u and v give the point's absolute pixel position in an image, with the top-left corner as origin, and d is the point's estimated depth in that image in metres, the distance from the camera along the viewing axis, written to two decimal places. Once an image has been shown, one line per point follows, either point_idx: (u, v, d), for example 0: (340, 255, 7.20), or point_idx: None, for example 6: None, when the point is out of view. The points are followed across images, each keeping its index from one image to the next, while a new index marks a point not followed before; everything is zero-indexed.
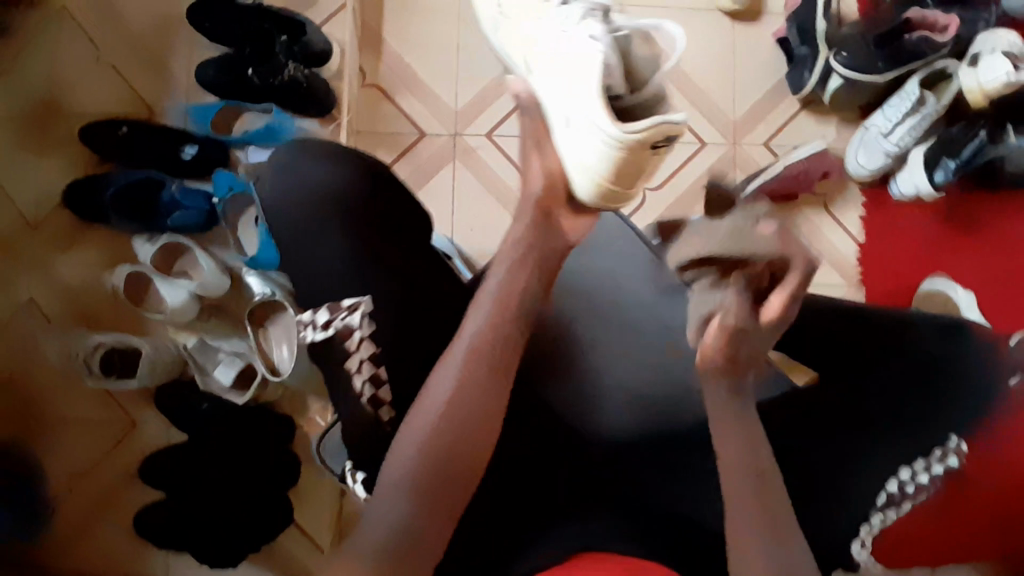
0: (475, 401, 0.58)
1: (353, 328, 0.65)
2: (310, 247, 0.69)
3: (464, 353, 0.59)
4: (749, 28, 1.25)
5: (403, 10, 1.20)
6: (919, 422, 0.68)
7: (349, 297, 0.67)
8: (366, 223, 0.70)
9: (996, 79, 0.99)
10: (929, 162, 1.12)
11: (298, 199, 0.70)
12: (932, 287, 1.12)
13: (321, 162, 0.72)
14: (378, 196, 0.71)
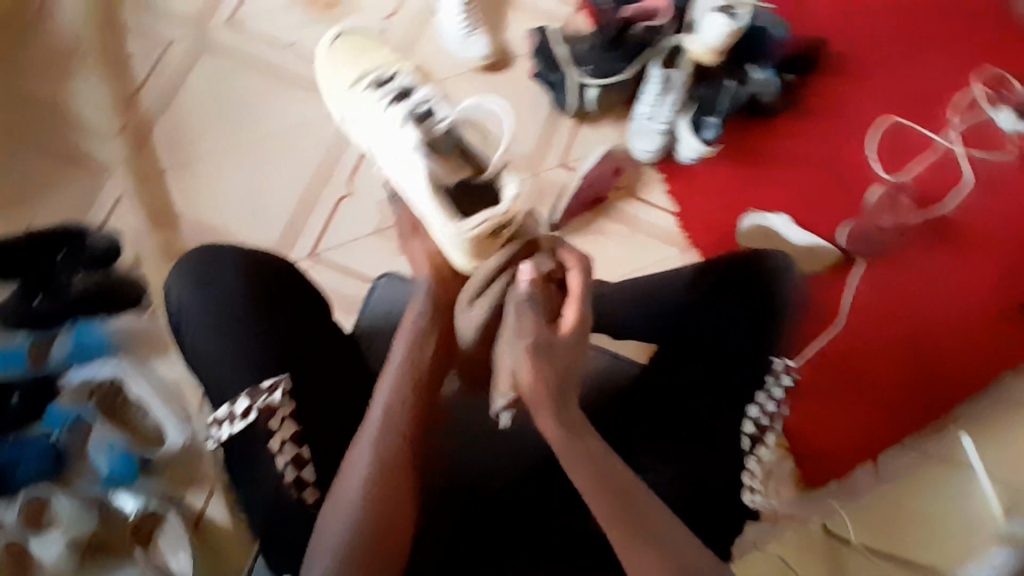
0: (388, 478, 0.65)
1: (276, 406, 0.67)
2: (219, 349, 0.71)
3: (370, 440, 0.66)
4: (505, 74, 1.34)
5: (183, 180, 1.22)
6: (742, 365, 0.83)
7: (266, 379, 0.68)
8: (271, 323, 0.72)
9: (718, 35, 1.15)
10: (695, 126, 1.26)
11: (198, 308, 0.72)
12: (750, 225, 1.26)
13: (216, 274, 0.74)
14: (281, 294, 0.74)
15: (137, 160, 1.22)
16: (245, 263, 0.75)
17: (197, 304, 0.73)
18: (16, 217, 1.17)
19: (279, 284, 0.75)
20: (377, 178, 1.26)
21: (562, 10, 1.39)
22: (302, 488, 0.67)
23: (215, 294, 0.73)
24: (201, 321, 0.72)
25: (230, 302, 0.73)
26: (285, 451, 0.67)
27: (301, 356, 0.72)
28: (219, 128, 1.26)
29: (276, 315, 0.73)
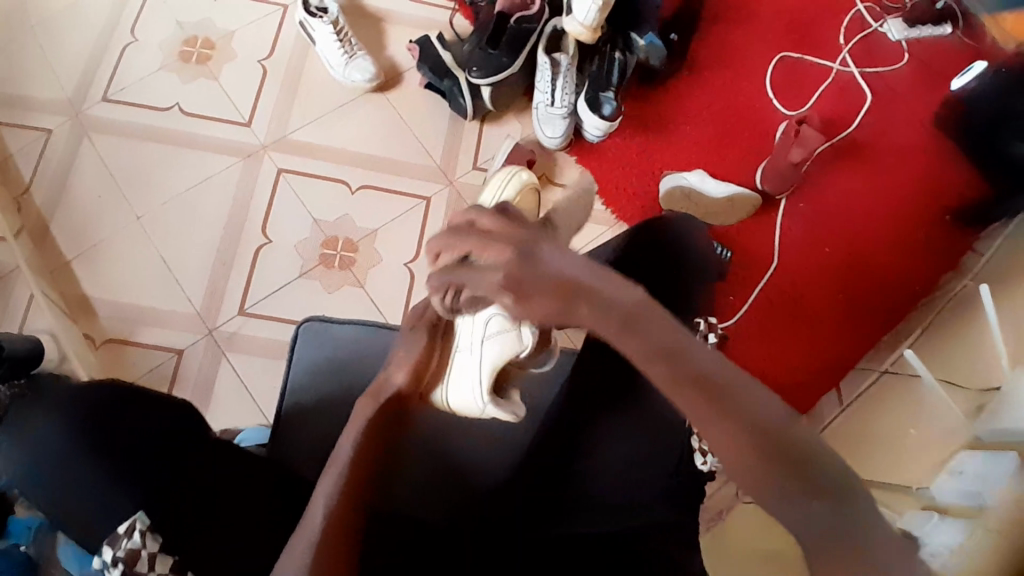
0: (340, 556, 0.58)
1: (139, 548, 0.66)
2: (75, 498, 0.68)
3: (322, 512, 0.60)
4: (398, 91, 1.34)
5: (95, 264, 1.20)
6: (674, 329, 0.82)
7: (121, 524, 0.67)
8: (114, 462, 0.69)
9: (590, 12, 1.16)
10: (595, 103, 1.25)
11: (31, 456, 0.68)
12: (669, 188, 1.27)
13: (38, 422, 0.69)
14: (121, 424, 0.70)
15: (39, 256, 1.19)
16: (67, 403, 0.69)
17: (29, 461, 0.68)
18: None
19: (115, 410, 0.71)
20: (291, 221, 1.25)
21: (441, 17, 1.39)
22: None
23: (48, 446, 0.68)
24: (43, 480, 0.67)
25: (68, 447, 0.68)
26: None
27: (165, 476, 0.71)
28: (118, 205, 1.23)
29: (126, 444, 0.70)
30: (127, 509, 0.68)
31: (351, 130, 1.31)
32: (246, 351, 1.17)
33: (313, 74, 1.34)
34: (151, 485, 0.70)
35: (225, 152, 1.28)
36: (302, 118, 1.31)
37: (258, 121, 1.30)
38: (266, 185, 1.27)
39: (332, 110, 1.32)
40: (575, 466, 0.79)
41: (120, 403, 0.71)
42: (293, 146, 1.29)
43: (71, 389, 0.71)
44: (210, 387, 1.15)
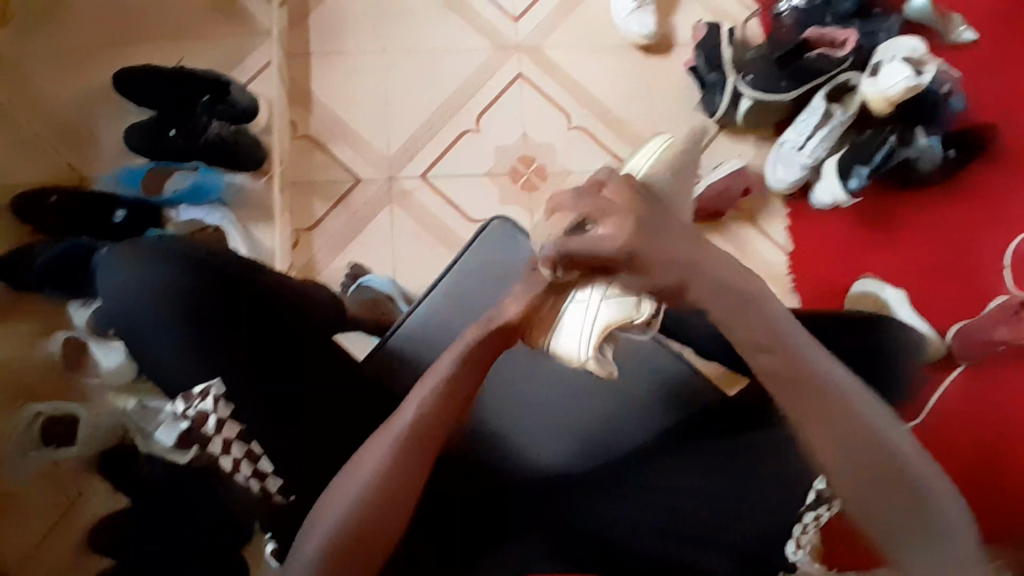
0: (406, 468, 0.62)
1: (207, 414, 0.64)
2: (155, 348, 0.65)
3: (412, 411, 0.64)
4: (661, 60, 1.30)
5: (328, 69, 1.26)
6: None
7: (196, 385, 0.64)
8: (201, 322, 0.65)
9: (896, 85, 1.10)
10: (843, 170, 1.19)
11: (128, 290, 0.65)
12: (863, 289, 1.19)
13: (149, 261, 0.66)
14: (218, 291, 0.67)
15: (290, 35, 1.26)
16: (169, 253, 0.67)
17: (119, 297, 0.65)
18: (167, 50, 1.23)
19: (219, 282, 0.68)
20: (506, 124, 1.26)
21: (738, 13, 1.32)
22: (261, 481, 0.65)
23: (139, 283, 0.65)
24: (133, 321, 0.65)
25: (151, 292, 0.65)
26: (233, 450, 0.64)
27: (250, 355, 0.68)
28: (371, 30, 1.27)
29: (217, 309, 0.67)
30: (207, 363, 0.65)
31: (598, 74, 1.29)
32: (408, 212, 1.22)
33: (595, 4, 1.31)
34: (242, 358, 0.67)
35: (483, 33, 1.29)
36: (562, 39, 1.30)
37: (524, 23, 1.30)
38: (501, 80, 1.28)
39: (592, 46, 1.30)
40: (643, 490, 0.75)
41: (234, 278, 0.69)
42: (541, 59, 1.29)
43: (185, 249, 0.69)
44: (366, 223, 1.21)
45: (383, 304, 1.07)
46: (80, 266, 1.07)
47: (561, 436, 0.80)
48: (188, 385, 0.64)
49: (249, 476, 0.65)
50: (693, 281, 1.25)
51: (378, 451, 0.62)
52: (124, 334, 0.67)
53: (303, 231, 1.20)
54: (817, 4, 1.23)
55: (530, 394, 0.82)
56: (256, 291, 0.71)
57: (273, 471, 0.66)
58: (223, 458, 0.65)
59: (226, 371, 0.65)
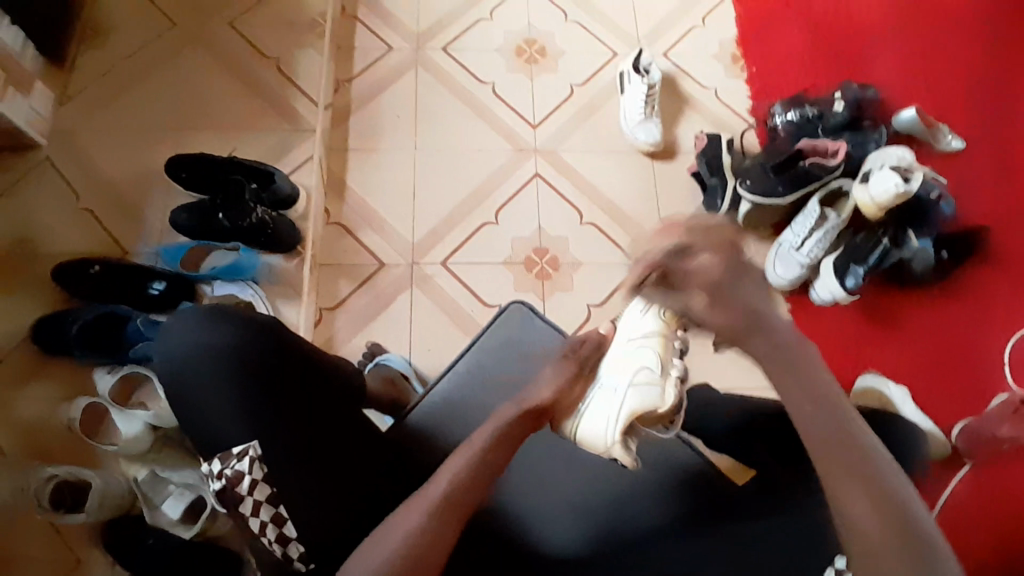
0: (443, 528, 0.63)
1: (243, 474, 0.68)
2: (209, 405, 0.70)
3: (447, 478, 0.67)
4: (666, 164, 1.42)
5: (362, 163, 1.37)
6: None
7: (236, 445, 0.69)
8: (253, 380, 0.71)
9: (885, 191, 1.19)
10: (841, 269, 1.26)
11: (189, 350, 0.72)
12: (866, 384, 1.22)
13: (210, 325, 0.73)
14: (269, 351, 0.73)
15: (330, 133, 1.39)
16: (227, 320, 0.74)
17: (180, 357, 0.72)
18: (216, 140, 1.35)
19: (270, 343, 0.74)
20: (523, 217, 1.35)
21: (736, 126, 1.46)
22: (283, 546, 0.70)
23: (199, 345, 0.72)
24: (192, 378, 0.71)
25: (211, 352, 0.71)
26: (261, 512, 0.69)
27: (294, 412, 0.73)
28: (404, 130, 1.40)
29: (267, 368, 0.72)
30: (253, 424, 0.70)
31: (609, 175, 1.40)
32: (428, 295, 1.28)
33: (607, 115, 1.45)
34: (285, 415, 0.72)
35: (505, 136, 1.42)
36: (576, 144, 1.42)
37: (542, 128, 1.43)
38: (520, 178, 1.38)
39: (604, 150, 1.42)
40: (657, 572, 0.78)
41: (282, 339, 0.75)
42: (557, 160, 1.41)
43: (242, 314, 0.76)
44: (387, 304, 1.27)
45: (400, 381, 1.10)
46: (115, 334, 1.12)
47: (574, 527, 0.81)
48: (228, 445, 0.70)
49: (272, 539, 0.69)
50: (700, 370, 1.28)
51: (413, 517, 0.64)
52: (174, 390, 0.72)
53: (327, 310, 1.26)
54: (809, 118, 1.37)
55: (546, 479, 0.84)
56: (302, 351, 0.77)
57: (296, 534, 0.70)
58: (251, 519, 0.69)
59: (268, 433, 0.70)
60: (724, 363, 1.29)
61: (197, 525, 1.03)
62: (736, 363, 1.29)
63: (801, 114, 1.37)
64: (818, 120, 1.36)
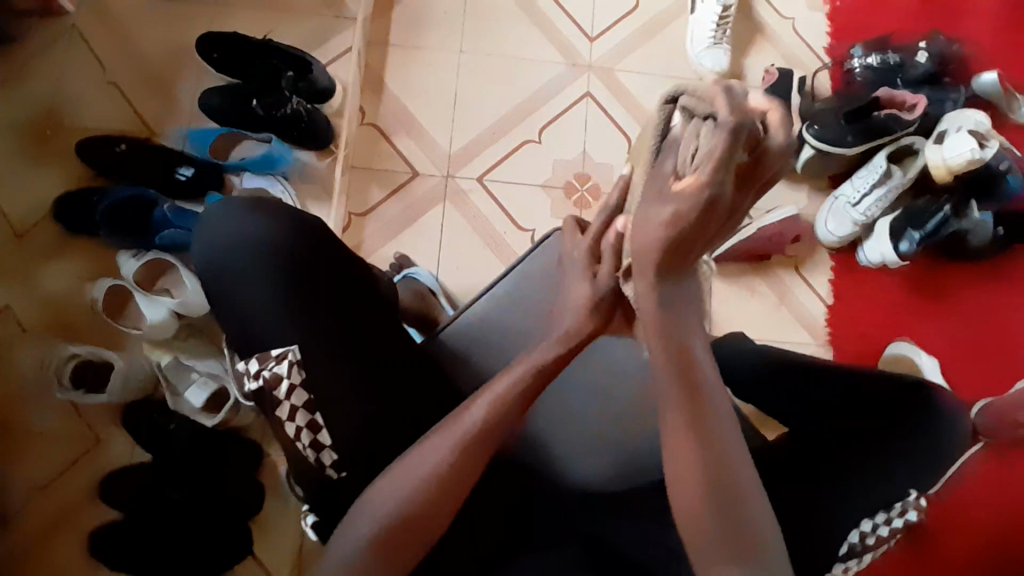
0: (461, 475, 0.62)
1: (281, 379, 0.65)
2: (252, 304, 0.66)
3: (483, 408, 0.64)
4: None
5: (404, 62, 1.28)
6: (893, 477, 0.77)
7: (275, 346, 0.66)
8: (298, 279, 0.67)
9: (960, 155, 1.11)
10: (896, 231, 1.20)
11: (230, 243, 0.67)
12: (897, 351, 1.19)
13: (246, 216, 0.68)
14: (316, 250, 0.69)
15: (373, 24, 1.29)
16: (274, 217, 0.68)
17: (221, 250, 0.67)
18: (254, 19, 1.26)
19: (313, 245, 0.69)
20: (569, 141, 1.28)
21: (809, 64, 1.34)
22: (317, 452, 0.67)
23: (239, 241, 0.67)
24: (234, 273, 0.66)
25: (254, 246, 0.67)
26: (296, 418, 0.66)
27: (344, 313, 0.69)
28: (450, 31, 1.30)
29: (312, 268, 0.68)
30: (296, 326, 0.66)
31: None
32: (461, 212, 1.23)
33: (671, 35, 1.34)
34: (330, 320, 0.68)
35: (559, 48, 1.31)
36: (635, 65, 1.32)
37: (600, 43, 1.32)
38: (569, 97, 1.29)
39: (664, 74, 1.32)
40: None
41: (326, 241, 0.70)
42: (611, 81, 1.31)
43: (279, 206, 0.70)
44: (418, 216, 1.23)
45: (428, 297, 1.07)
46: (140, 218, 1.08)
47: (592, 454, 0.81)
48: (267, 346, 0.66)
49: (306, 446, 0.66)
50: (733, 321, 1.25)
51: (443, 443, 0.63)
52: (210, 288, 0.68)
53: (357, 215, 1.22)
54: (890, 64, 1.26)
55: (550, 414, 0.82)
56: (348, 255, 0.72)
57: (331, 444, 0.67)
58: (286, 424, 0.66)
59: (310, 338, 0.66)
60: (759, 314, 1.25)
61: (220, 415, 1.03)
62: (771, 316, 1.25)
63: (882, 59, 1.26)
64: (899, 68, 1.26)
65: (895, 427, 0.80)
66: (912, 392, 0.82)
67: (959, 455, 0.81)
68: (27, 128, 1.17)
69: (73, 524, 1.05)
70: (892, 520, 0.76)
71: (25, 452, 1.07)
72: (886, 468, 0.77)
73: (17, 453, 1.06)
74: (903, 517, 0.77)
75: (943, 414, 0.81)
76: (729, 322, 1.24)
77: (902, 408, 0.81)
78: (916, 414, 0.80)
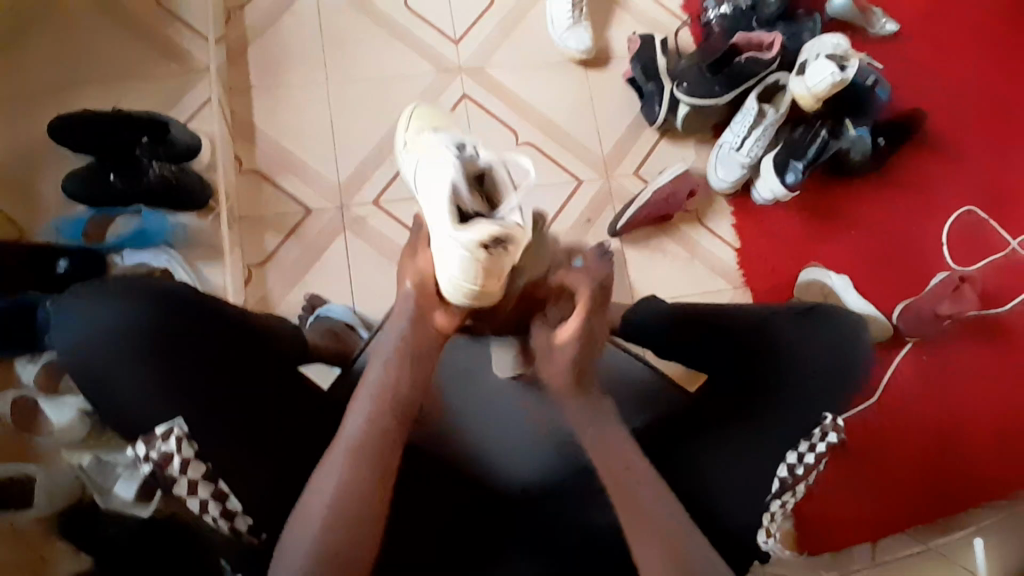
0: (361, 496, 0.62)
1: (171, 456, 0.63)
2: (124, 394, 0.64)
3: (358, 421, 0.65)
4: (599, 72, 1.34)
5: (271, 102, 1.25)
6: (804, 406, 0.80)
7: (158, 425, 0.63)
8: (162, 355, 0.64)
9: (823, 81, 1.15)
10: (779, 166, 1.23)
11: (80, 338, 0.63)
12: (809, 278, 1.23)
13: (94, 303, 0.64)
14: (175, 319, 0.65)
15: (231, 72, 1.26)
16: (151, 294, 0.65)
17: (74, 346, 0.63)
18: (105, 93, 1.21)
19: (171, 315, 0.65)
20: None
21: (669, 24, 1.37)
22: (230, 520, 0.66)
23: (95, 327, 0.63)
24: (95, 367, 0.63)
25: (106, 333, 0.63)
26: (198, 490, 0.64)
27: (221, 376, 0.66)
28: (314, 62, 1.28)
29: (174, 339, 0.65)
30: (176, 400, 0.64)
31: (541, 89, 1.32)
32: (363, 239, 1.22)
33: (531, 22, 1.34)
34: (208, 385, 0.65)
35: (425, 57, 1.31)
36: (503, 58, 1.32)
37: (465, 44, 1.32)
38: (446, 102, 1.29)
39: (532, 62, 1.33)
40: None
41: (187, 308, 0.66)
42: (484, 78, 1.31)
43: (132, 282, 0.66)
44: (321, 252, 1.21)
45: (343, 332, 1.05)
46: (22, 321, 1.02)
47: (523, 448, 0.80)
48: (150, 428, 0.64)
49: (218, 516, 0.65)
50: (652, 285, 1.27)
51: (335, 467, 0.63)
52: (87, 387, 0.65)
53: (257, 266, 1.19)
54: (743, 9, 1.29)
55: (475, 419, 0.81)
56: (221, 313, 0.69)
57: (243, 510, 0.66)
58: (189, 499, 0.64)
59: (201, 407, 0.65)
60: (674, 273, 1.27)
61: (154, 503, 0.94)
62: (686, 272, 1.28)
63: (734, 6, 1.29)
64: (752, 10, 1.29)
65: (797, 358, 0.82)
66: (806, 320, 0.85)
67: (866, 365, 0.84)
68: None
69: None
70: (816, 447, 0.80)
71: None
72: (798, 399, 0.80)
73: None
74: (825, 441, 0.80)
75: (842, 333, 0.84)
76: (646, 287, 1.26)
77: (804, 340, 0.83)
78: (818, 340, 0.83)
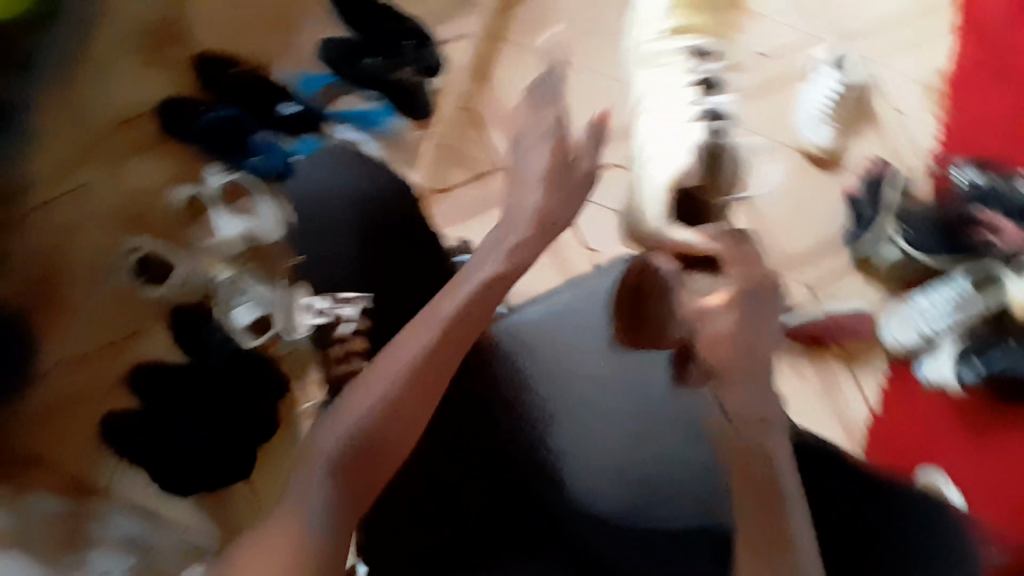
0: (433, 369, 0.57)
1: (347, 318, 0.69)
2: (331, 253, 0.69)
3: (453, 298, 0.60)
4: (825, 175, 1.28)
5: (515, 59, 1.30)
6: None
7: (345, 290, 0.69)
8: (377, 233, 0.69)
9: None
10: (961, 356, 1.17)
11: (320, 194, 0.71)
12: (927, 475, 1.14)
13: (342, 170, 0.72)
14: (398, 209, 0.71)
15: (496, 17, 1.31)
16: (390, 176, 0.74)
17: (313, 199, 0.71)
18: None
19: (395, 205, 0.71)
20: None
21: (917, 161, 1.29)
22: None
23: (337, 189, 0.71)
24: (319, 222, 0.69)
25: (343, 198, 0.70)
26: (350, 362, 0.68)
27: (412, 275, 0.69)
28: (568, 38, 1.32)
29: (391, 223, 0.70)
30: (368, 276, 0.68)
31: (765, 165, 1.28)
32: None
33: (782, 99, 1.32)
34: (397, 279, 0.69)
35: None
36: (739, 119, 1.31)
37: None
38: None
39: (765, 135, 1.30)
40: None
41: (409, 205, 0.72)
42: None
43: (375, 166, 0.74)
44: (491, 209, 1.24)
45: None
46: (235, 136, 1.13)
47: (604, 463, 0.70)
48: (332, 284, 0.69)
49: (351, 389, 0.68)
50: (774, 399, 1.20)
51: (418, 331, 0.58)
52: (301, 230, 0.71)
53: (435, 192, 1.24)
54: (996, 190, 1.21)
55: (557, 400, 0.72)
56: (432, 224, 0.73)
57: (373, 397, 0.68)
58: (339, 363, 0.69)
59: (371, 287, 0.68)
60: (800, 399, 1.20)
61: (261, 338, 1.08)
62: (812, 405, 1.21)
63: (989, 181, 1.22)
64: (1008, 194, 1.21)
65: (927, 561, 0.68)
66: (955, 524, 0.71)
67: None
68: (155, 31, 1.24)
69: (85, 408, 1.09)
70: None
71: (56, 327, 1.11)
72: None
73: (51, 322, 1.11)
74: None
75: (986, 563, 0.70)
76: None
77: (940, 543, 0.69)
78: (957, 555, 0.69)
